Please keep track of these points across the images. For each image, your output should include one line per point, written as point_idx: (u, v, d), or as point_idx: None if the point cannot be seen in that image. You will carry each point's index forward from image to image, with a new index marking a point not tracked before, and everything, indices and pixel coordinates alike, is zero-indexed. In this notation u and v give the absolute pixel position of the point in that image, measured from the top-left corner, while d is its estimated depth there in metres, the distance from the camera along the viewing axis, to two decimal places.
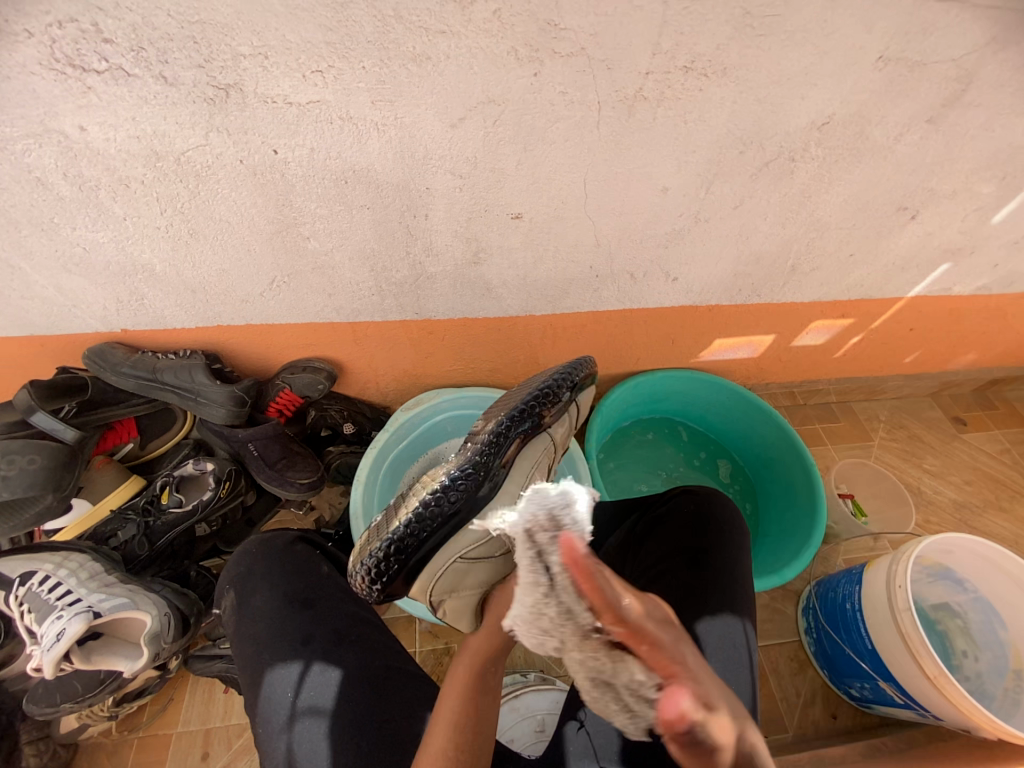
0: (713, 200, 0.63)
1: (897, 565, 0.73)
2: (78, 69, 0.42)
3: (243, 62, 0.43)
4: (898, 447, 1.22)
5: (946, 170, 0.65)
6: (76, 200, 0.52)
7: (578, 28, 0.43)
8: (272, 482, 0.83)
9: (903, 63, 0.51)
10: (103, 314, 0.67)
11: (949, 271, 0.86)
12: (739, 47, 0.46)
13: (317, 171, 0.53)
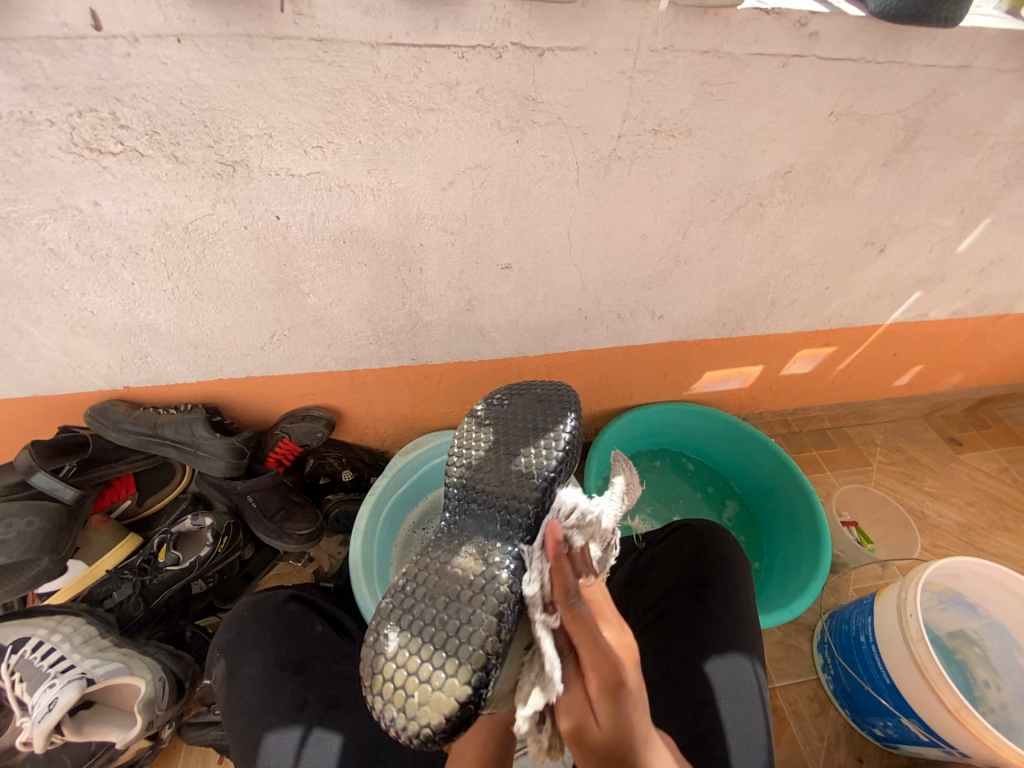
0: (691, 244, 0.67)
1: (906, 594, 0.72)
2: (96, 152, 0.45)
3: (249, 141, 0.47)
4: (896, 471, 1.23)
5: (905, 208, 0.70)
6: (87, 268, 0.55)
7: (554, 100, 0.48)
8: (270, 534, 0.82)
9: (853, 117, 0.56)
10: (107, 372, 0.68)
11: (923, 298, 0.90)
12: (701, 111, 0.51)
13: (317, 233, 0.56)
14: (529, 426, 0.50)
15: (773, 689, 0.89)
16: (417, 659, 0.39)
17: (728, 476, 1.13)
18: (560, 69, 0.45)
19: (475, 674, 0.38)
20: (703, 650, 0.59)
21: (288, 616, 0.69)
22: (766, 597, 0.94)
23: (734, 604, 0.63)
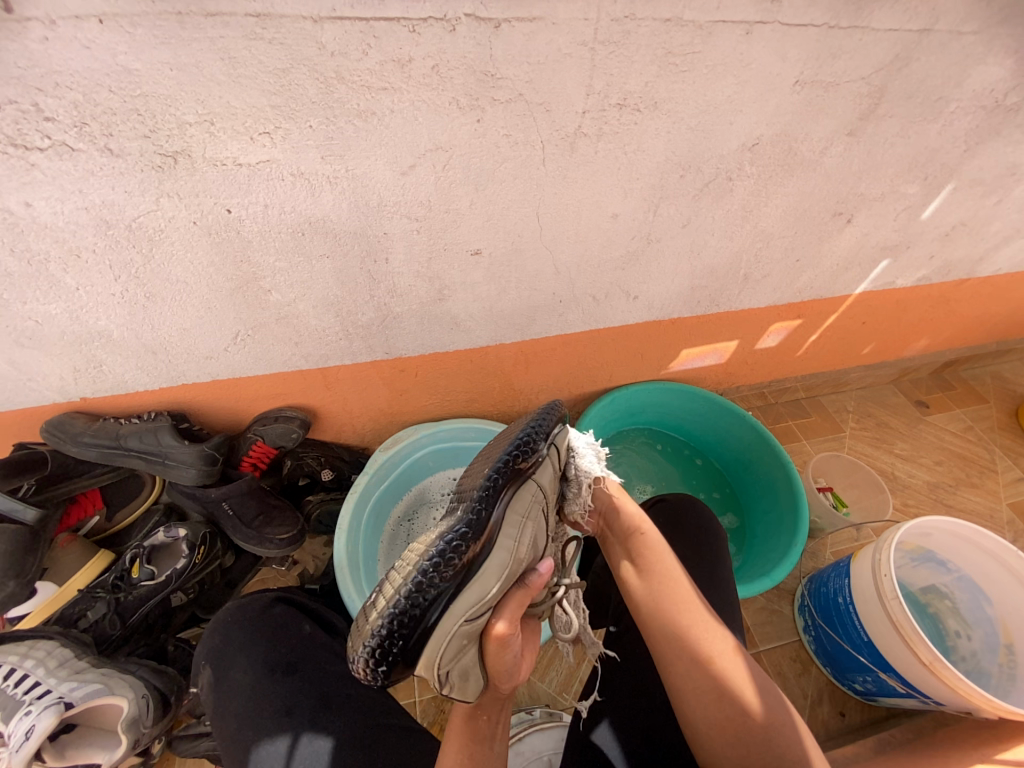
0: (662, 222, 0.66)
1: (881, 555, 0.74)
2: (20, 148, 0.41)
3: (189, 129, 0.43)
4: (869, 436, 1.27)
5: (872, 176, 0.70)
6: (25, 274, 0.51)
7: (514, 76, 0.45)
8: (249, 540, 0.80)
9: (818, 85, 0.55)
10: (60, 384, 0.64)
11: (889, 266, 0.91)
12: (665, 83, 0.50)
13: (274, 226, 0.53)
14: (511, 433, 0.52)
15: (759, 654, 0.92)
16: (376, 600, 0.42)
17: (708, 450, 1.15)
18: (518, 43, 0.43)
19: (390, 607, 0.39)
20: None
21: (269, 624, 0.67)
22: (749, 567, 0.96)
23: (713, 575, 0.65)
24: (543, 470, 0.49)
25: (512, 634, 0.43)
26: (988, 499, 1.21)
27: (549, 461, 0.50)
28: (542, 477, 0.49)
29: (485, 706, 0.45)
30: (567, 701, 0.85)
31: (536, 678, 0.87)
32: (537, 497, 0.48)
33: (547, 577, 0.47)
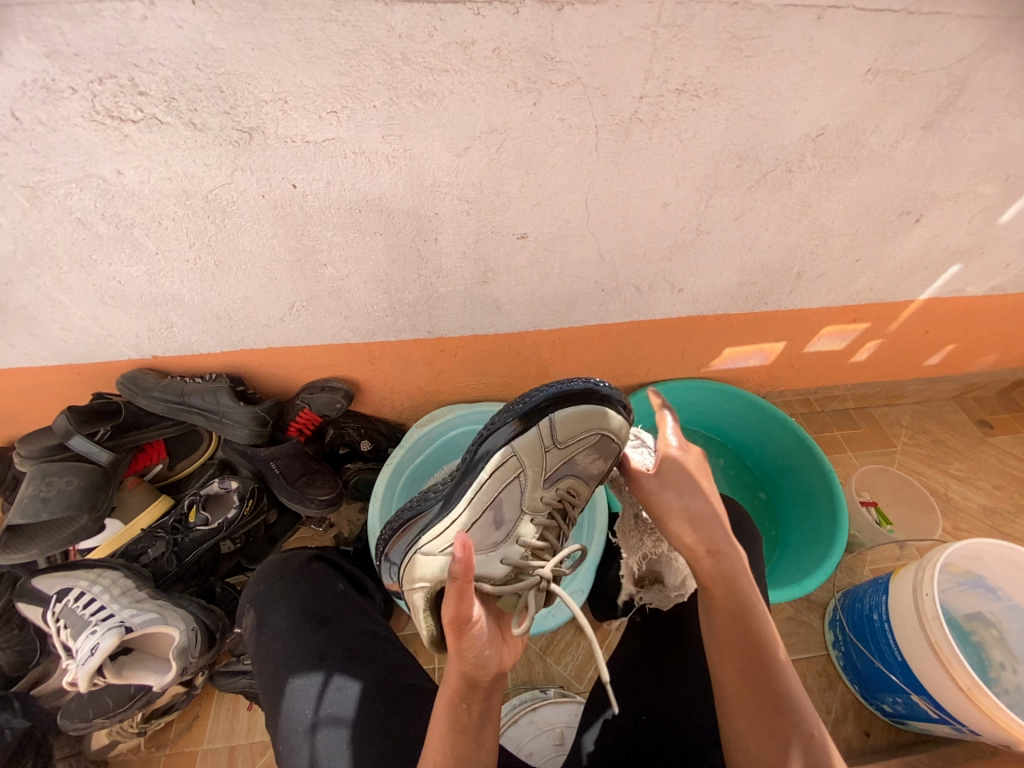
0: (713, 213, 0.65)
1: (923, 573, 0.71)
2: (118, 120, 0.46)
3: (265, 107, 0.46)
4: (921, 453, 1.20)
5: (946, 173, 0.66)
6: (113, 237, 0.56)
7: (573, 59, 0.46)
8: (292, 499, 0.85)
9: (893, 73, 0.52)
10: (136, 342, 0.71)
11: (959, 272, 0.85)
12: (727, 68, 0.49)
13: (334, 202, 0.56)
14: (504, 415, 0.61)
15: None
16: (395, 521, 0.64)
17: (745, 453, 1.12)
18: (580, 25, 0.43)
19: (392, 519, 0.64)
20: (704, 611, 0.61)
21: (308, 577, 0.72)
22: (778, 574, 0.94)
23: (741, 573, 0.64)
24: (524, 439, 0.57)
25: (465, 615, 0.41)
26: None
27: (530, 435, 0.57)
28: (517, 445, 0.57)
29: (465, 697, 0.42)
30: (582, 686, 0.87)
31: (552, 660, 0.88)
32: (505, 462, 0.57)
33: (467, 555, 0.39)
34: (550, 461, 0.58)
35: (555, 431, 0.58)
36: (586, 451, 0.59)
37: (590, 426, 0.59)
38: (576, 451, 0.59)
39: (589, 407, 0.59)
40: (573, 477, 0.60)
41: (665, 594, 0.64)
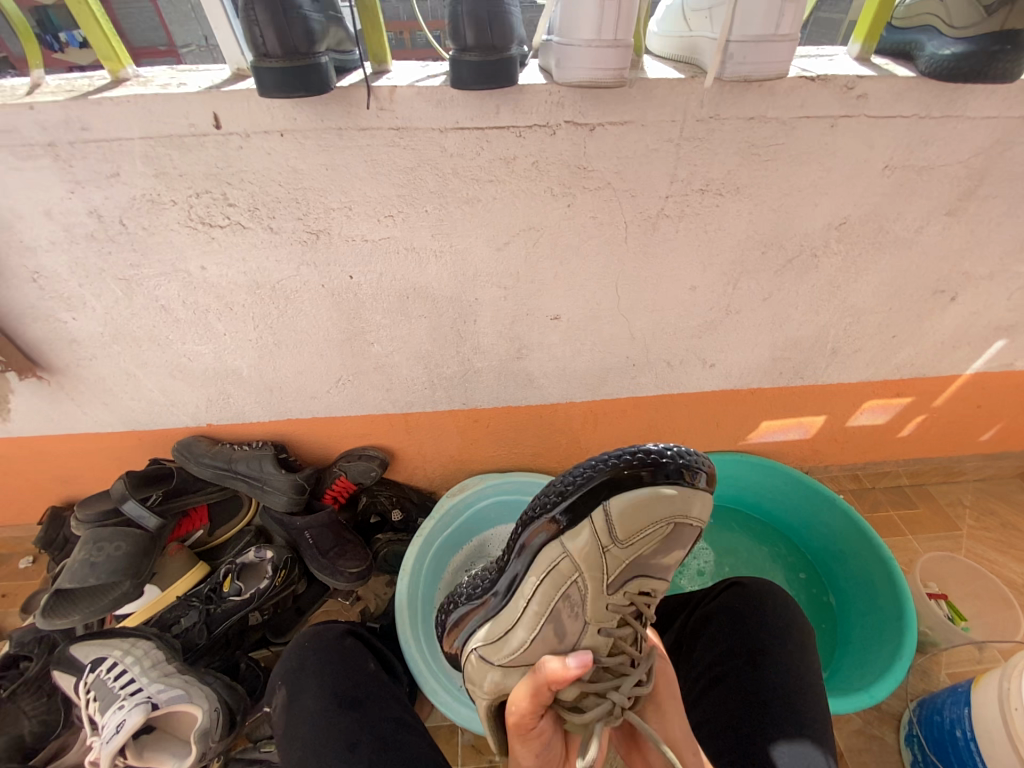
0: (742, 295, 0.67)
1: (1008, 683, 0.63)
2: (208, 226, 0.53)
3: (332, 213, 0.53)
4: (992, 538, 1.09)
5: (978, 255, 0.67)
6: (189, 320, 0.63)
7: (604, 168, 0.51)
8: (323, 570, 0.85)
9: (910, 169, 0.56)
10: (195, 411, 0.76)
11: (1006, 347, 0.83)
12: (747, 171, 0.53)
13: (384, 290, 0.61)
14: None
15: None
16: None
17: (790, 533, 1.06)
18: (610, 141, 0.49)
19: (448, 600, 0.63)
20: (751, 719, 0.54)
21: (339, 653, 0.70)
22: (838, 676, 0.84)
23: (798, 676, 0.56)
24: (575, 532, 0.52)
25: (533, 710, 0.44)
26: None
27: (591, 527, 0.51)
28: (575, 547, 0.52)
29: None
30: None
31: None
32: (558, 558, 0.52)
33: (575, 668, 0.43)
34: (608, 561, 0.52)
35: (615, 528, 0.51)
36: (655, 542, 0.53)
37: (660, 516, 0.52)
38: (641, 546, 0.53)
39: (679, 493, 0.53)
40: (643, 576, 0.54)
41: (710, 695, 0.58)
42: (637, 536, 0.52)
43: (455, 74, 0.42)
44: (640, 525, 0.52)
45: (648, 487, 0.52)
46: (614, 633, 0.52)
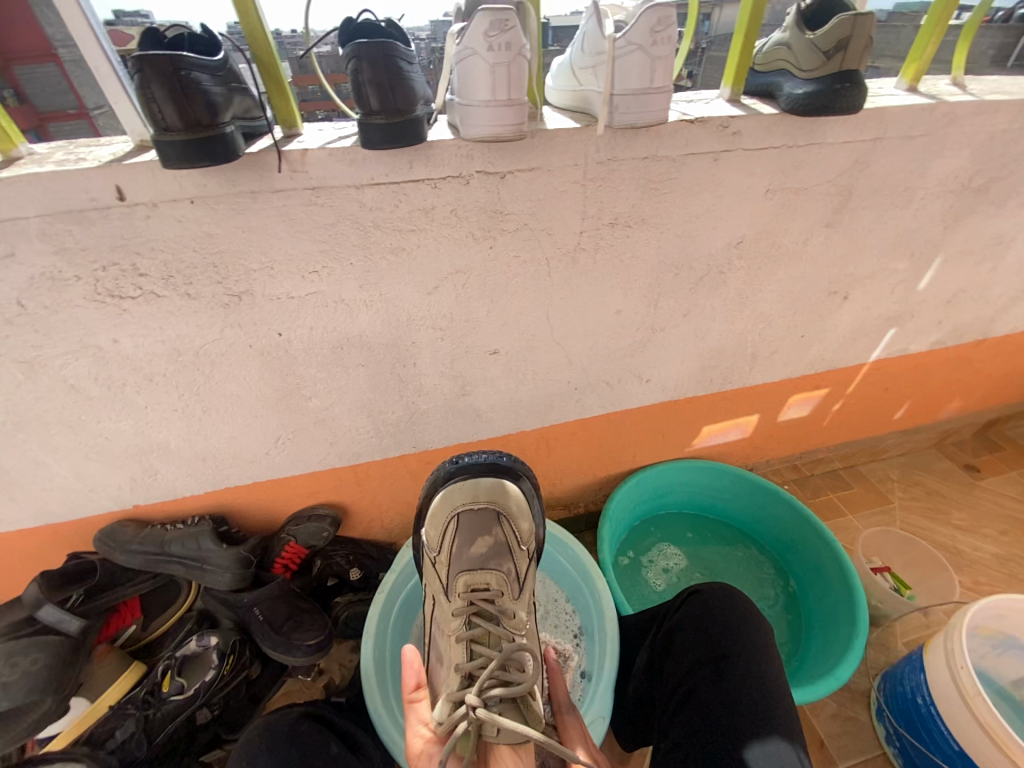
0: (664, 314, 0.72)
1: (953, 643, 0.69)
2: (118, 298, 0.51)
3: (253, 274, 0.52)
4: (919, 507, 1.19)
5: (857, 258, 0.76)
6: (104, 397, 0.58)
7: (519, 211, 0.54)
8: (277, 649, 0.78)
9: (787, 191, 0.63)
10: (118, 492, 0.70)
11: (897, 335, 0.93)
12: (649, 204, 0.58)
13: (317, 344, 0.60)
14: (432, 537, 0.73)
15: None
16: None
17: (745, 531, 1.11)
18: (521, 186, 0.52)
19: None
20: (724, 726, 0.54)
21: (297, 742, 0.65)
22: (807, 665, 0.87)
23: (764, 673, 0.58)
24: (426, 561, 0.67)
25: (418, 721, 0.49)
26: None
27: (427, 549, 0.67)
28: (424, 576, 0.68)
29: None
30: None
31: None
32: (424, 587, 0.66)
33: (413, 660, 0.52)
34: (443, 571, 0.65)
35: (429, 542, 0.67)
36: (457, 538, 0.65)
37: (444, 517, 0.67)
38: (450, 547, 0.65)
39: (454, 496, 0.67)
40: (469, 574, 0.63)
41: (689, 709, 0.57)
42: (445, 542, 0.66)
43: (365, 136, 0.43)
44: (440, 533, 0.66)
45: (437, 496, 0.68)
46: (465, 636, 0.57)
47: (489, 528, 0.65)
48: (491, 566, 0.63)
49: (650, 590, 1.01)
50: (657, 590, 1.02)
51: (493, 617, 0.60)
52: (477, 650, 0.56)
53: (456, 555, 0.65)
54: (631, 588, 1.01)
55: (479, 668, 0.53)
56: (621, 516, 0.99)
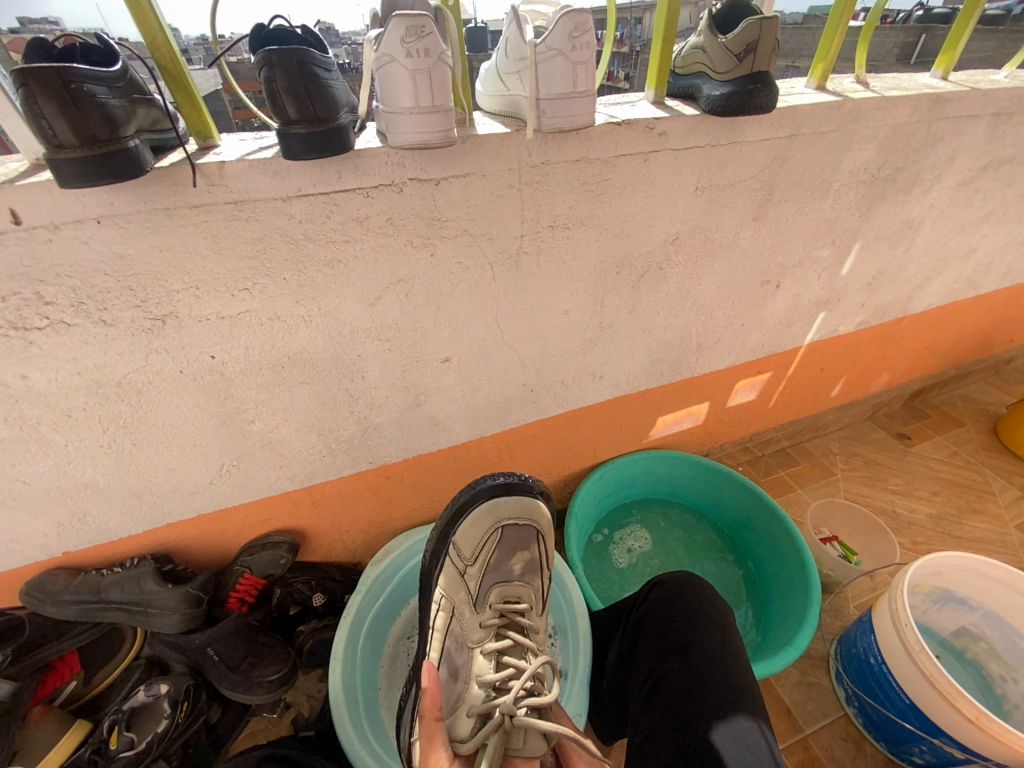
0: (611, 311, 0.74)
1: (897, 602, 0.73)
2: (21, 330, 0.46)
3: (177, 296, 0.49)
4: (860, 476, 1.27)
5: (785, 248, 0.80)
6: (15, 439, 0.53)
7: (457, 217, 0.54)
8: (236, 689, 0.74)
9: (715, 187, 0.66)
10: (43, 541, 0.64)
11: (827, 318, 0.99)
12: (586, 205, 0.59)
13: (255, 364, 0.58)
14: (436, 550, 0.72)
15: (806, 738, 0.84)
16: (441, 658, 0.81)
17: (705, 515, 1.15)
18: (457, 192, 0.52)
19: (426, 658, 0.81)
20: (691, 710, 0.55)
21: None
22: (769, 637, 0.91)
23: (726, 653, 0.60)
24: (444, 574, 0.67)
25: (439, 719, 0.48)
26: (997, 524, 1.17)
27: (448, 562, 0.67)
28: (442, 584, 0.66)
29: None
30: None
31: None
32: (438, 601, 0.65)
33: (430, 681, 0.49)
34: (472, 581, 0.67)
35: (463, 551, 0.68)
36: (497, 551, 0.68)
37: (488, 526, 0.68)
38: (488, 557, 0.68)
39: (488, 512, 0.69)
40: (501, 587, 0.67)
41: (661, 697, 0.58)
42: (477, 555, 0.68)
43: (286, 146, 0.42)
44: (473, 546, 0.68)
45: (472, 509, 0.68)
46: (494, 647, 0.62)
47: (520, 546, 0.69)
48: (525, 582, 0.69)
49: (611, 566, 1.06)
50: (618, 567, 1.06)
51: (520, 631, 0.66)
52: (505, 661, 0.61)
53: (486, 570, 0.68)
54: (593, 566, 1.05)
55: (505, 679, 0.58)
56: (587, 512, 1.00)
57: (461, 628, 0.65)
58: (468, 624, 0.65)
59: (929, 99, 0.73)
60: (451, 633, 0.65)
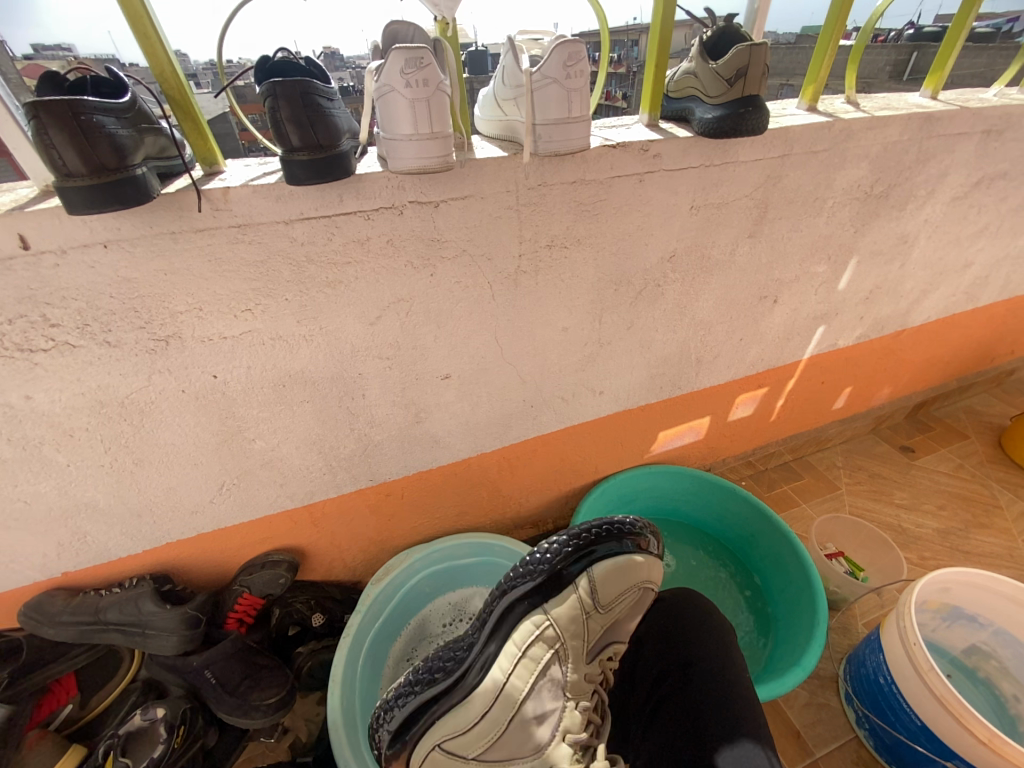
0: (609, 328, 0.74)
1: (904, 621, 0.72)
2: (27, 352, 0.47)
3: (180, 317, 0.50)
4: (865, 490, 1.26)
5: (782, 265, 0.81)
6: (18, 459, 0.53)
7: (456, 238, 0.55)
8: (233, 712, 0.73)
9: (710, 206, 0.67)
10: (43, 561, 0.63)
11: (826, 332, 1.00)
12: (583, 225, 0.60)
13: (257, 383, 0.58)
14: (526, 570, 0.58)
15: (817, 763, 0.82)
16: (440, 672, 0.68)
17: (708, 530, 1.14)
18: (455, 214, 0.53)
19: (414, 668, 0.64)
20: (693, 734, 0.54)
21: None
22: (776, 656, 0.89)
23: (731, 675, 0.59)
24: (558, 607, 0.56)
25: None
26: (1005, 538, 1.15)
27: (572, 600, 0.56)
28: (561, 622, 0.55)
29: None
30: None
31: None
32: (543, 641, 0.55)
33: None
34: (590, 629, 0.57)
35: (599, 595, 0.56)
36: (627, 607, 0.59)
37: (638, 581, 0.58)
38: (620, 612, 0.58)
39: (632, 559, 0.58)
40: (613, 641, 0.59)
41: (665, 721, 0.57)
42: (613, 605, 0.57)
43: (289, 172, 0.43)
44: (611, 594, 0.57)
45: (611, 557, 0.57)
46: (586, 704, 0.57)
47: (642, 605, 0.60)
48: (623, 630, 0.63)
49: None
50: None
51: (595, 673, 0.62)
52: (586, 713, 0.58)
53: (609, 622, 0.58)
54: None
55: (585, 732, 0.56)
56: None
57: (556, 681, 0.56)
58: (565, 678, 0.56)
59: (919, 118, 0.74)
60: (544, 671, 0.55)
